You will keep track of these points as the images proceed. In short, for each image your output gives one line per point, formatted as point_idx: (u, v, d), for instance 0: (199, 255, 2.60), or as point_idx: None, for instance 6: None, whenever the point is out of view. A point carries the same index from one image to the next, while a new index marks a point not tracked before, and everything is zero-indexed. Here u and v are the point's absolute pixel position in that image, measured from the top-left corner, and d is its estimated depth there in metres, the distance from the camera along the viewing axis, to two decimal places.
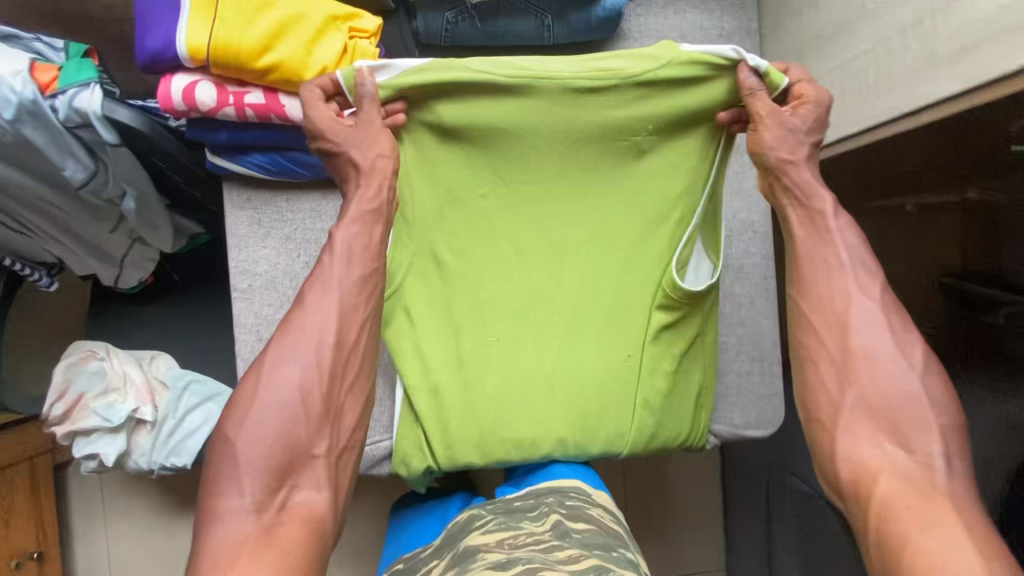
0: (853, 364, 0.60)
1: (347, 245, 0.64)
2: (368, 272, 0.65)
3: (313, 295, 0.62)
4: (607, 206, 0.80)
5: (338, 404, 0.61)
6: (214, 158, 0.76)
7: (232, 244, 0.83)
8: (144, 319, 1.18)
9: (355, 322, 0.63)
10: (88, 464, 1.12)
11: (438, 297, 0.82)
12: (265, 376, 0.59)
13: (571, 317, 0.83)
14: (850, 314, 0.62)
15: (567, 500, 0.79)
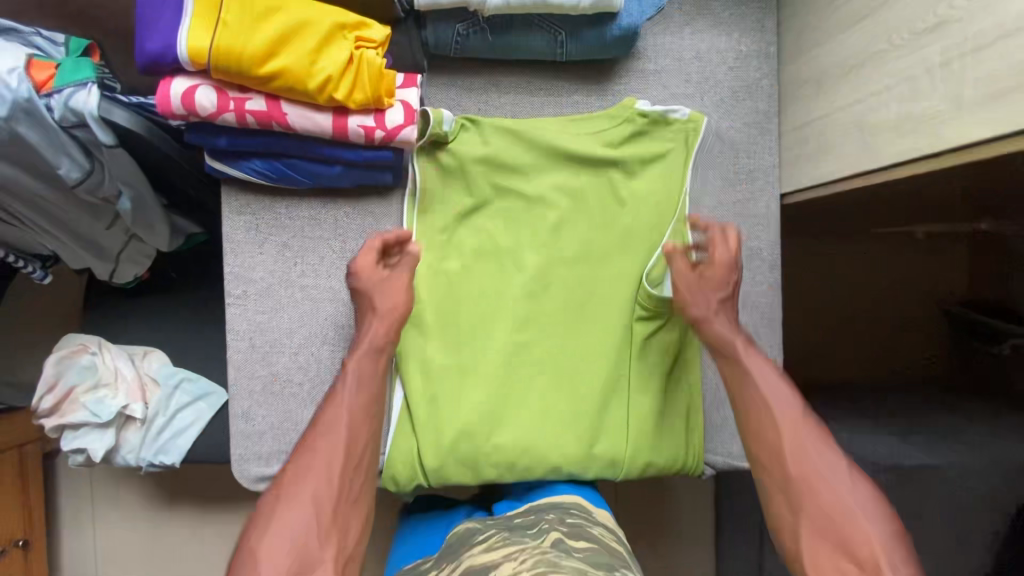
0: (797, 495, 0.62)
1: (361, 369, 0.71)
2: (373, 400, 0.70)
3: (330, 415, 0.68)
4: (595, 220, 0.83)
5: (346, 519, 0.63)
6: (213, 163, 0.74)
7: (228, 249, 0.81)
8: (138, 313, 1.16)
9: (361, 439, 0.67)
10: (76, 458, 1.12)
11: (446, 308, 0.83)
12: (284, 496, 0.61)
13: (575, 336, 0.83)
14: (782, 441, 0.64)
15: (567, 516, 0.74)
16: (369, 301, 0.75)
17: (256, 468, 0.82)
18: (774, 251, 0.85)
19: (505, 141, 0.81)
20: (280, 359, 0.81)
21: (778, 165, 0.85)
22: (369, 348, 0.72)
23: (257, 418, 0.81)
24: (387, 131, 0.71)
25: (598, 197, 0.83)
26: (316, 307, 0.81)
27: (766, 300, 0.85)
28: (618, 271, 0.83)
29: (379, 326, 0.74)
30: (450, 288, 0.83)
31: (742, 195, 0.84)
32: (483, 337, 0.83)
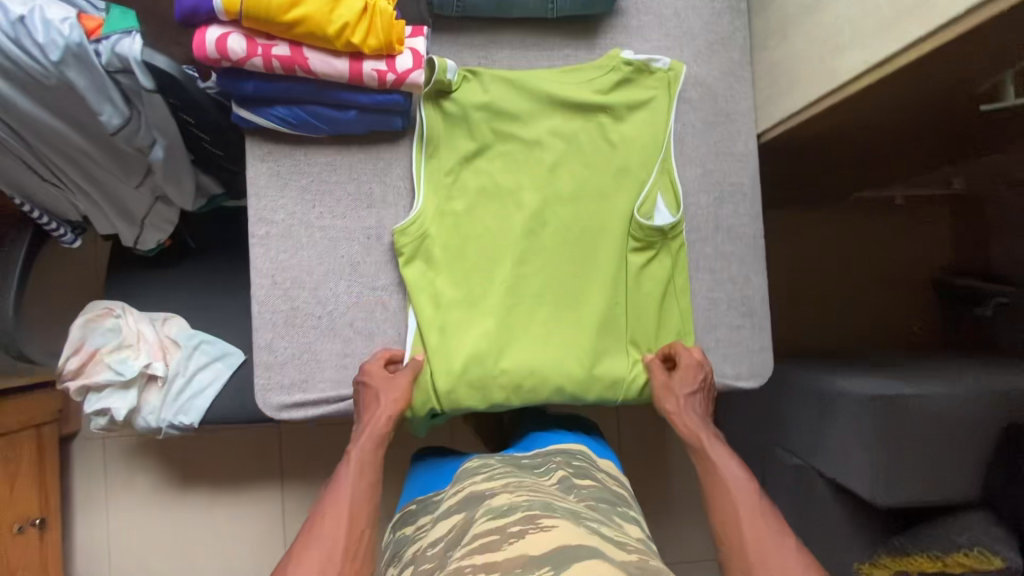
0: (762, 556, 0.68)
1: (363, 458, 0.80)
2: (373, 479, 0.79)
3: (333, 497, 0.76)
4: (589, 162, 0.91)
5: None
6: (240, 110, 0.82)
7: (252, 194, 0.88)
8: (159, 281, 1.22)
9: (364, 506, 0.75)
10: (99, 420, 1.16)
11: (453, 247, 0.89)
12: (295, 561, 0.68)
13: (574, 270, 0.90)
14: (748, 511, 0.72)
15: (573, 459, 0.99)
16: (373, 396, 0.83)
17: (279, 397, 0.87)
18: (754, 185, 0.93)
19: (502, 91, 0.89)
20: (301, 295, 0.87)
21: (754, 107, 0.93)
22: (371, 436, 0.81)
23: (280, 349, 0.87)
24: (398, 75, 0.79)
25: (591, 141, 0.91)
26: (333, 245, 0.88)
27: (749, 230, 0.92)
28: (613, 208, 0.91)
29: (382, 413, 0.82)
30: (456, 226, 0.90)
31: (722, 135, 0.92)
32: (489, 272, 0.89)
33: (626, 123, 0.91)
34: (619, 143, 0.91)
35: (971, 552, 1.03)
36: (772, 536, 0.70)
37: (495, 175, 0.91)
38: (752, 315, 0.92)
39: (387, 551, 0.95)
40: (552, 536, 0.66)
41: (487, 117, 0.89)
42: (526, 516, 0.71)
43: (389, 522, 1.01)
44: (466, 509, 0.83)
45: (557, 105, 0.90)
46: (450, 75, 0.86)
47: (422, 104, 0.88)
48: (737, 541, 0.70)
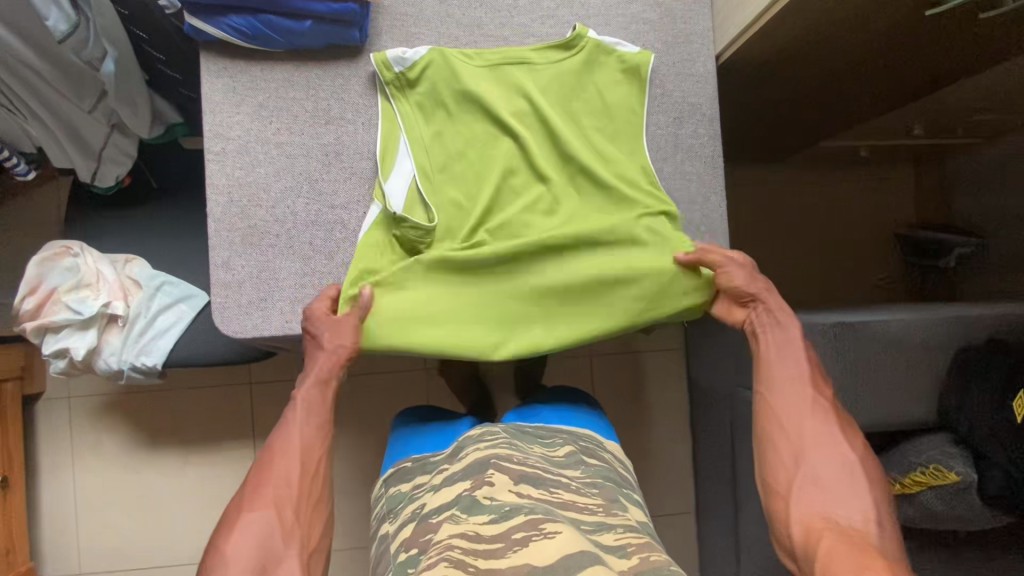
0: (805, 449, 0.75)
1: (309, 399, 0.81)
2: (322, 420, 0.80)
3: (283, 438, 0.78)
4: (554, 111, 0.90)
5: (307, 518, 0.73)
6: (192, 20, 0.80)
7: (206, 110, 0.87)
8: (120, 223, 1.20)
9: (316, 449, 0.78)
10: (57, 363, 1.14)
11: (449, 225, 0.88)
12: (248, 502, 0.72)
13: (536, 228, 0.88)
14: (803, 398, 0.78)
15: (580, 439, 1.02)
16: (315, 338, 0.82)
17: (235, 318, 0.85)
18: (712, 105, 0.93)
19: (468, 74, 0.88)
20: (258, 213, 0.86)
21: (712, 29, 0.94)
22: (317, 379, 0.81)
23: (237, 267, 0.85)
24: None
25: (556, 72, 0.90)
26: (291, 162, 0.87)
27: (708, 150, 0.93)
28: (576, 142, 0.90)
29: (324, 361, 0.81)
30: (425, 200, 0.87)
31: (681, 54, 0.93)
32: (453, 239, 0.86)
33: (593, 60, 0.91)
34: (584, 70, 0.91)
35: (928, 469, 1.01)
36: (827, 429, 0.76)
37: (474, 155, 0.90)
38: (711, 234, 0.93)
39: (380, 504, 0.98)
40: (555, 548, 0.68)
41: (458, 102, 0.89)
42: (529, 520, 0.73)
43: (380, 479, 1.04)
44: (470, 476, 0.84)
45: (527, 83, 0.90)
46: (396, 66, 0.87)
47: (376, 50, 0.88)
48: (793, 426, 0.77)
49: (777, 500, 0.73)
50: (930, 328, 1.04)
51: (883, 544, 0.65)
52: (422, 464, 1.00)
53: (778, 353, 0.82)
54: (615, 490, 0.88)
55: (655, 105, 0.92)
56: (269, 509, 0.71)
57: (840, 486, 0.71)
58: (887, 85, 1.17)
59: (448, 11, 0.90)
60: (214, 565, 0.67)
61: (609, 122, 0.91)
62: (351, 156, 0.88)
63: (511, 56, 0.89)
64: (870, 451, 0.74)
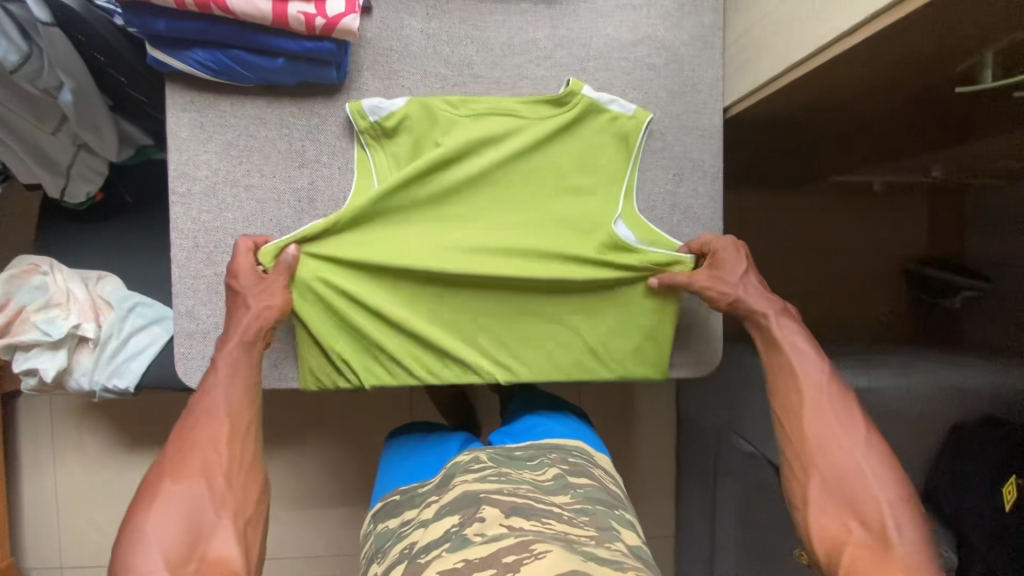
0: (812, 457, 0.68)
1: (234, 360, 0.73)
2: (251, 384, 0.73)
3: (201, 406, 0.69)
4: (536, 173, 0.85)
5: (241, 485, 0.65)
6: (154, 52, 0.74)
7: (172, 146, 0.81)
8: (93, 237, 1.16)
9: (244, 412, 0.70)
10: (28, 381, 1.10)
11: (417, 290, 0.84)
12: (164, 475, 0.63)
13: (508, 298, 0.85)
14: (806, 402, 0.71)
15: (571, 455, 0.97)
16: (242, 300, 0.75)
17: (199, 370, 0.82)
18: (716, 162, 0.87)
19: (449, 127, 0.82)
20: (225, 260, 0.81)
21: (722, 79, 0.86)
22: (242, 341, 0.73)
23: (202, 317, 0.81)
24: (329, 20, 0.71)
25: (543, 128, 0.83)
26: (261, 207, 0.82)
27: (708, 210, 0.87)
28: (559, 208, 0.85)
29: (250, 320, 0.75)
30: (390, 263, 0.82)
31: (686, 106, 0.86)
32: (418, 310, 0.84)
33: (584, 117, 0.84)
34: (578, 126, 0.85)
35: None
36: (837, 427, 0.68)
37: (449, 213, 0.84)
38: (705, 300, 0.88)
39: (370, 541, 0.91)
40: (544, 567, 0.64)
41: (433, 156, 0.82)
42: (519, 542, 0.68)
43: (369, 514, 0.96)
44: (460, 512, 0.79)
45: (510, 139, 0.84)
46: (371, 116, 0.81)
47: (359, 87, 0.82)
48: (798, 430, 0.70)
49: (797, 514, 0.68)
50: (926, 400, 1.01)
51: (906, 549, 0.60)
52: (412, 496, 0.93)
53: (774, 368, 0.76)
54: (607, 516, 0.82)
55: (653, 163, 0.86)
56: (192, 480, 0.63)
57: (861, 489, 0.65)
58: (904, 137, 1.09)
59: (436, 47, 0.83)
60: (129, 549, 0.58)
61: (599, 184, 0.86)
62: (324, 204, 0.83)
63: (496, 107, 0.83)
64: (876, 441, 0.67)
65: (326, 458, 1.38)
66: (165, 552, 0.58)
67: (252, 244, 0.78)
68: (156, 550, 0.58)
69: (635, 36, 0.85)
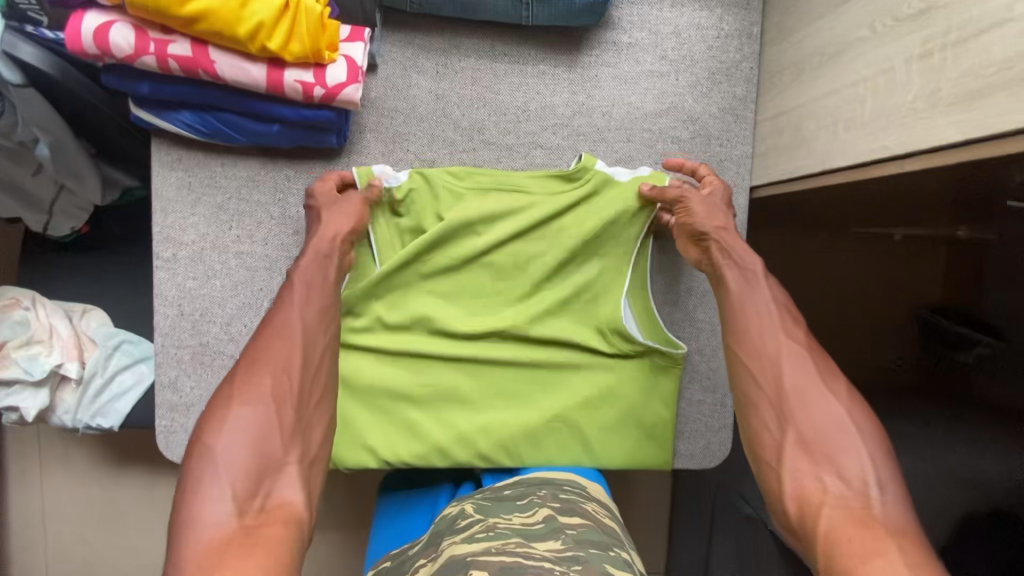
0: (790, 408, 0.60)
1: (305, 275, 0.66)
2: (325, 306, 0.66)
3: (278, 320, 0.62)
4: (542, 248, 0.79)
5: (308, 419, 0.57)
6: (139, 112, 0.68)
7: (157, 208, 0.75)
8: (79, 268, 1.10)
9: (318, 342, 0.62)
10: (8, 415, 1.05)
11: (408, 367, 0.79)
12: (235, 394, 0.55)
13: (506, 382, 0.80)
14: (782, 359, 0.63)
15: (561, 491, 0.73)
16: (317, 214, 0.71)
17: (182, 444, 0.78)
18: None
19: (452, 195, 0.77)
20: (210, 330, 0.77)
21: (751, 158, 0.80)
22: (314, 255, 0.68)
23: (185, 389, 0.77)
24: (327, 89, 0.65)
25: (553, 201, 0.77)
26: (251, 275, 0.77)
27: None
28: (566, 289, 0.80)
29: (329, 233, 0.70)
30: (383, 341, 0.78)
31: None
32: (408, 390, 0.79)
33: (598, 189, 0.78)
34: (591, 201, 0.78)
35: None
36: (816, 377, 0.60)
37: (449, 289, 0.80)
38: (716, 390, 0.83)
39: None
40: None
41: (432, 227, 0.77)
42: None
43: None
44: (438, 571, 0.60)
45: (516, 212, 0.78)
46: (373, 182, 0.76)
47: (362, 152, 0.77)
48: (771, 378, 0.62)
49: (767, 471, 0.58)
50: (935, 490, 0.97)
51: (890, 513, 0.50)
52: (402, 561, 0.74)
53: (742, 301, 0.68)
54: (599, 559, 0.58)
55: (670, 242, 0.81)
56: (262, 405, 0.55)
57: (837, 440, 0.56)
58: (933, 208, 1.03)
59: (446, 110, 0.77)
60: (196, 470, 0.50)
61: (610, 263, 0.80)
62: None
63: (506, 176, 0.78)
64: (857, 395, 0.59)
65: None
66: (234, 482, 0.49)
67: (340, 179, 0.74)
68: (222, 481, 0.49)
69: (660, 106, 0.79)
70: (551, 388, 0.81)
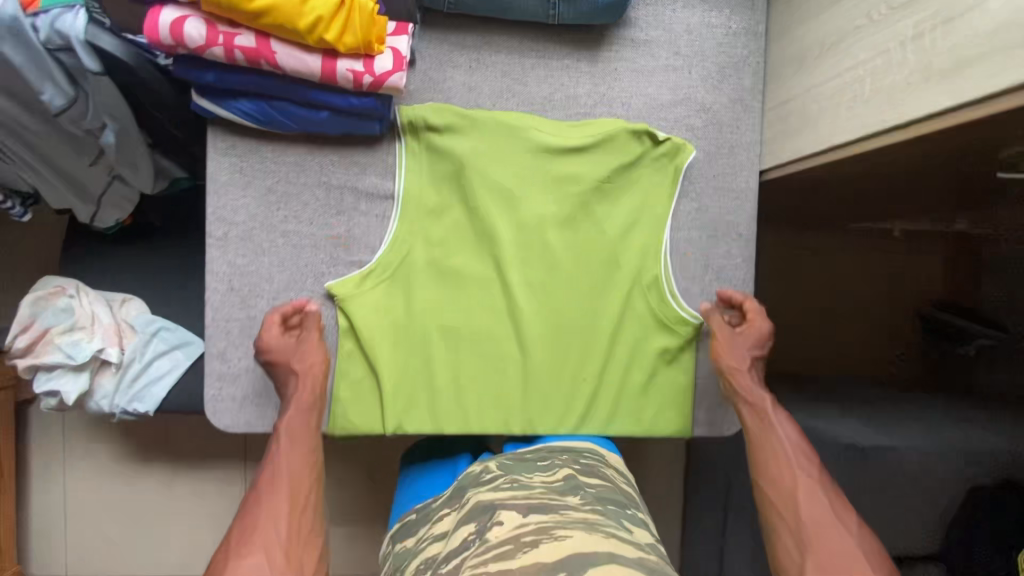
0: (808, 535, 0.67)
1: (292, 428, 0.77)
2: (308, 454, 0.77)
3: (268, 479, 0.73)
4: (561, 196, 0.85)
5: (299, 556, 0.67)
6: (200, 100, 0.74)
7: (210, 190, 0.81)
8: (119, 258, 1.16)
9: (304, 488, 0.74)
10: (48, 401, 1.10)
11: (436, 306, 0.84)
12: (237, 549, 0.65)
13: (529, 322, 0.85)
14: (797, 485, 0.72)
15: (582, 456, 0.80)
16: (287, 366, 0.79)
17: (228, 412, 0.83)
18: (750, 225, 0.87)
19: (476, 142, 0.82)
20: (258, 303, 0.82)
21: (759, 143, 0.87)
22: (299, 406, 0.78)
23: (232, 360, 0.82)
24: (376, 78, 0.72)
25: (569, 153, 0.84)
26: (296, 252, 0.82)
27: (740, 273, 0.87)
28: (583, 236, 0.86)
29: (305, 383, 0.80)
30: (412, 283, 0.84)
31: (722, 165, 0.86)
32: (436, 327, 0.84)
33: (612, 141, 0.84)
34: (605, 153, 0.84)
35: None
36: (829, 512, 0.69)
37: (474, 232, 0.85)
38: None
39: (386, 563, 0.81)
40: (570, 549, 0.57)
41: (461, 172, 0.83)
42: (540, 527, 0.62)
43: (388, 537, 0.87)
44: (472, 518, 0.68)
45: (535, 163, 0.84)
46: (409, 127, 0.81)
47: (399, 137, 0.82)
48: (792, 510, 0.70)
49: None
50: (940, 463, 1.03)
51: None
52: (426, 513, 0.84)
53: (762, 442, 0.77)
54: (618, 514, 0.68)
55: (682, 211, 0.87)
56: (261, 551, 0.65)
57: (848, 563, 0.64)
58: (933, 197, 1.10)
59: (478, 99, 0.83)
60: None
61: (624, 212, 0.86)
62: (360, 250, 0.83)
63: (529, 126, 0.83)
64: (864, 527, 0.68)
65: None
66: None
67: (279, 318, 0.79)
68: None
69: (675, 97, 0.85)
70: (572, 327, 0.86)
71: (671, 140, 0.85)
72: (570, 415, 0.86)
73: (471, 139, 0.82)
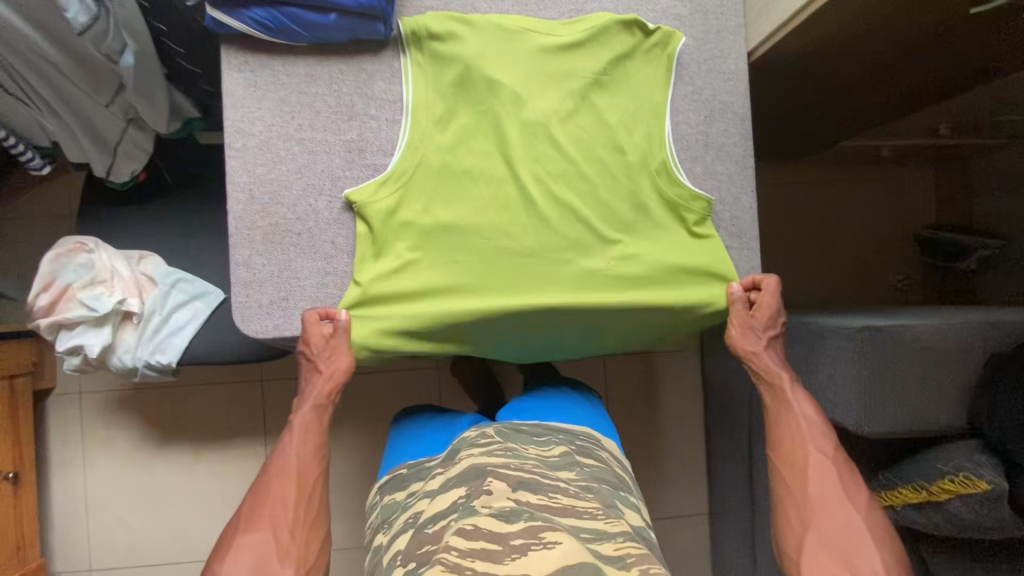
0: (813, 511, 0.75)
1: (306, 422, 0.82)
2: (319, 443, 0.81)
3: (279, 461, 0.78)
4: (563, 90, 0.89)
5: (304, 539, 0.74)
6: (214, 12, 0.78)
7: (228, 105, 0.85)
8: (135, 217, 1.19)
9: (313, 471, 0.78)
10: (71, 360, 1.11)
11: (451, 204, 0.87)
12: (246, 523, 0.73)
13: (544, 213, 0.88)
14: (809, 463, 0.78)
15: (576, 439, 0.86)
16: (312, 365, 0.83)
17: (256, 318, 0.84)
18: (744, 104, 0.91)
19: (477, 41, 0.87)
20: (279, 211, 0.85)
21: (743, 26, 0.92)
22: (315, 404, 0.83)
23: (258, 267, 0.84)
24: None
25: (567, 48, 0.88)
26: (312, 159, 0.85)
27: (739, 149, 0.91)
28: (586, 127, 0.89)
29: (326, 383, 0.83)
30: (429, 183, 0.87)
31: (712, 50, 0.91)
32: (452, 224, 0.87)
33: (607, 34, 0.89)
34: (599, 45, 0.89)
35: (958, 477, 0.97)
36: (838, 488, 0.76)
37: (484, 129, 0.89)
38: (740, 235, 0.91)
39: (374, 513, 0.84)
40: (557, 559, 0.60)
41: (466, 73, 0.87)
42: (528, 525, 0.64)
43: (375, 486, 0.89)
44: (466, 483, 0.72)
45: (536, 58, 0.88)
46: (415, 33, 0.86)
47: (403, 43, 0.86)
48: (801, 485, 0.77)
49: (789, 558, 0.74)
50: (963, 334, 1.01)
51: None
52: (419, 469, 0.85)
53: (778, 420, 0.83)
54: (611, 494, 0.75)
55: (680, 96, 0.90)
56: (265, 528, 0.73)
57: (848, 538, 0.72)
58: (932, 74, 1.12)
59: (475, 4, 0.89)
60: None
61: (622, 102, 0.90)
62: (374, 154, 0.86)
63: (530, 25, 0.88)
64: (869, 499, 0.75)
65: (363, 439, 1.37)
66: None
67: (319, 315, 0.82)
68: None
69: None
70: (585, 218, 0.89)
71: (660, 29, 0.89)
72: (593, 301, 0.88)
73: (473, 39, 0.87)
